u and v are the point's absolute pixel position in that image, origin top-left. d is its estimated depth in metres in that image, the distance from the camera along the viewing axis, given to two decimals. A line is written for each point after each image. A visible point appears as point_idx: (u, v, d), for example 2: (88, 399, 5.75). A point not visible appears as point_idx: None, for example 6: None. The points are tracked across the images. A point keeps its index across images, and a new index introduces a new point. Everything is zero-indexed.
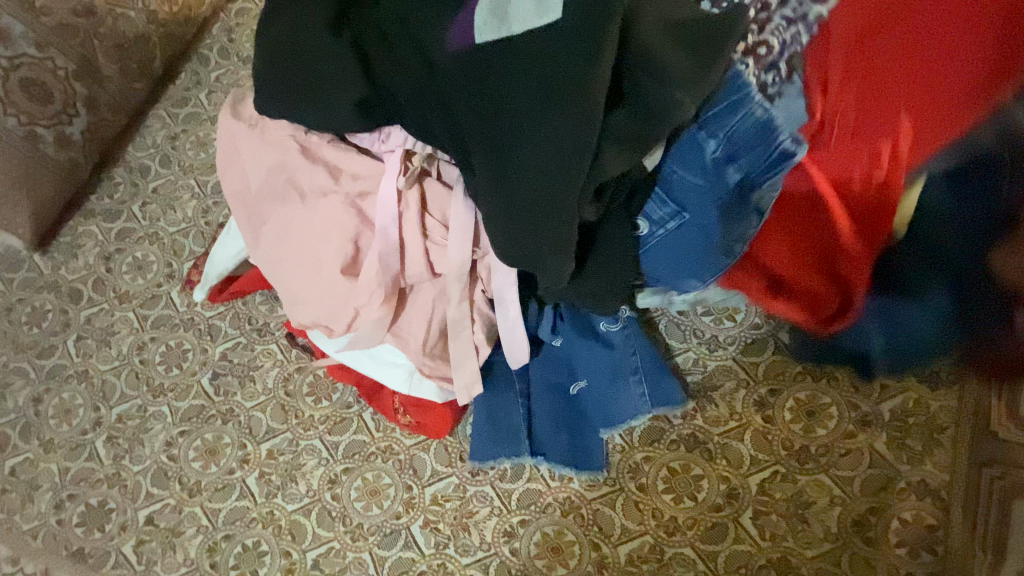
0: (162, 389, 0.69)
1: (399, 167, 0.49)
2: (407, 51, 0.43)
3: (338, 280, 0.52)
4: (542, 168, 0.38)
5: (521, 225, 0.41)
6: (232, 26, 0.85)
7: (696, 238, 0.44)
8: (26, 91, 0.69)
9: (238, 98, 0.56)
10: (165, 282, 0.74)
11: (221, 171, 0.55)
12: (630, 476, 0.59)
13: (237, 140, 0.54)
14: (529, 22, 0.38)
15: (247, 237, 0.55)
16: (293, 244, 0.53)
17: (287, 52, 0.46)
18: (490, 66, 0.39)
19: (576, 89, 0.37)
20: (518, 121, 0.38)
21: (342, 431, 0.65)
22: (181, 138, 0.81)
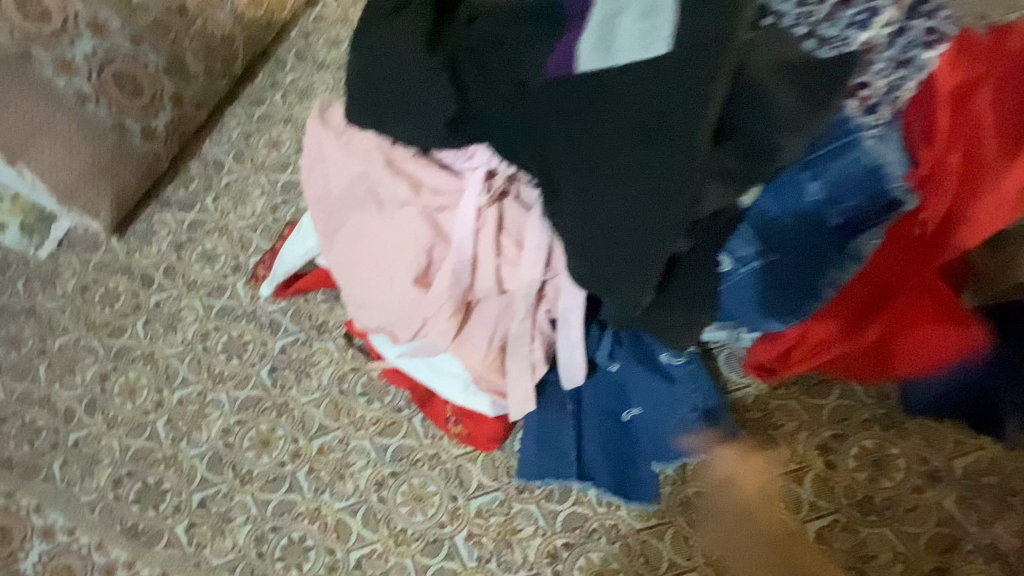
0: (222, 377, 0.71)
1: (480, 184, 0.50)
2: (500, 74, 0.44)
3: (408, 289, 0.52)
4: (639, 202, 0.39)
5: (612, 255, 0.41)
6: (310, 31, 0.88)
7: (782, 278, 0.44)
8: (118, 83, 0.72)
9: (327, 106, 0.58)
10: (231, 273, 0.76)
11: (305, 175, 0.58)
12: (681, 509, 0.58)
13: (325, 147, 0.56)
14: (632, 54, 0.39)
15: (324, 239, 0.58)
16: (367, 250, 0.54)
17: (381, 68, 0.47)
18: (589, 95, 0.40)
19: (683, 129, 0.37)
20: (616, 154, 0.39)
21: (392, 434, 0.66)
22: (255, 136, 0.83)
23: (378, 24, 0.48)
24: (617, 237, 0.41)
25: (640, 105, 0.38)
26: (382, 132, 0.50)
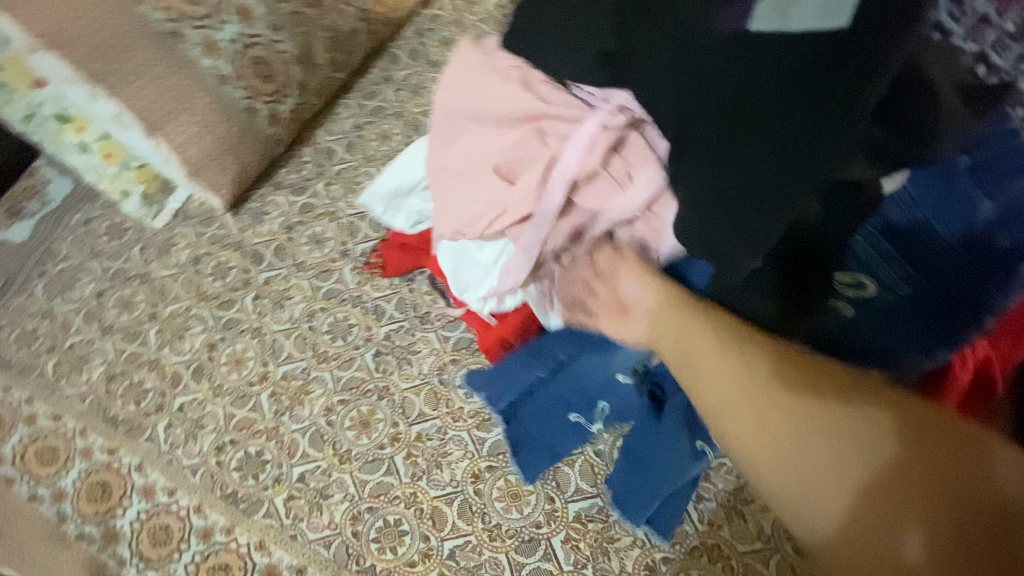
0: (326, 356, 0.74)
1: (610, 113, 0.52)
2: (666, 22, 0.42)
3: (516, 196, 0.54)
4: (778, 165, 0.38)
5: (734, 219, 0.40)
6: (424, 31, 0.91)
7: (902, 296, 0.41)
8: (255, 68, 0.75)
9: (474, 43, 0.60)
10: (339, 258, 0.79)
11: (438, 92, 0.60)
12: (787, 536, 0.57)
13: (463, 70, 0.58)
14: (812, 15, 0.36)
15: (436, 145, 0.59)
16: (481, 157, 0.55)
17: (547, 6, 0.51)
18: (750, 47, 0.39)
19: (849, 100, 0.35)
20: (768, 112, 0.37)
21: (490, 429, 0.68)
22: (366, 128, 0.86)
23: None
24: (760, 225, 0.40)
25: (807, 79, 0.36)
26: (530, 50, 0.53)
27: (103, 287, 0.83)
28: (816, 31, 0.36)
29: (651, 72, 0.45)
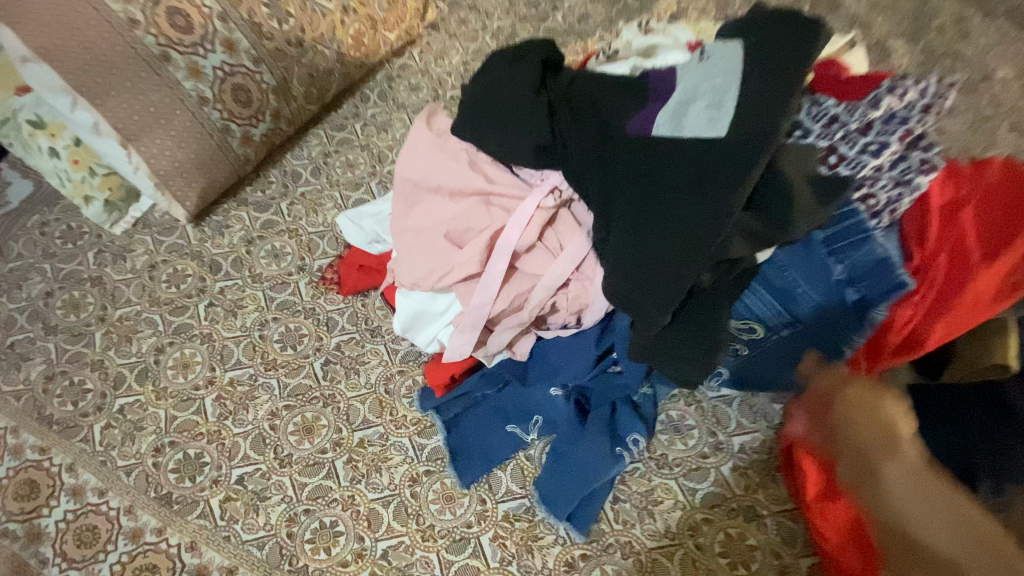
0: (275, 363, 0.77)
1: (547, 192, 0.60)
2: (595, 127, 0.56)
3: (467, 264, 0.61)
4: (680, 243, 0.50)
5: (643, 281, 0.52)
6: (393, 76, 1.00)
7: (793, 338, 0.60)
8: (234, 94, 0.81)
9: (432, 113, 0.68)
10: (296, 272, 0.84)
11: (399, 162, 0.67)
12: (690, 533, 0.63)
13: (421, 143, 0.66)
14: (699, 129, 0.52)
15: (398, 209, 0.66)
16: (438, 225, 0.63)
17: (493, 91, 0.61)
18: (659, 147, 0.53)
19: (738, 185, 0.49)
20: (671, 200, 0.51)
21: (430, 436, 0.72)
22: (332, 156, 0.93)
23: (497, 68, 0.63)
24: (653, 263, 0.51)
25: (700, 171, 0.50)
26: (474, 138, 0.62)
27: (54, 288, 0.84)
28: (703, 137, 0.52)
29: (579, 134, 0.56)
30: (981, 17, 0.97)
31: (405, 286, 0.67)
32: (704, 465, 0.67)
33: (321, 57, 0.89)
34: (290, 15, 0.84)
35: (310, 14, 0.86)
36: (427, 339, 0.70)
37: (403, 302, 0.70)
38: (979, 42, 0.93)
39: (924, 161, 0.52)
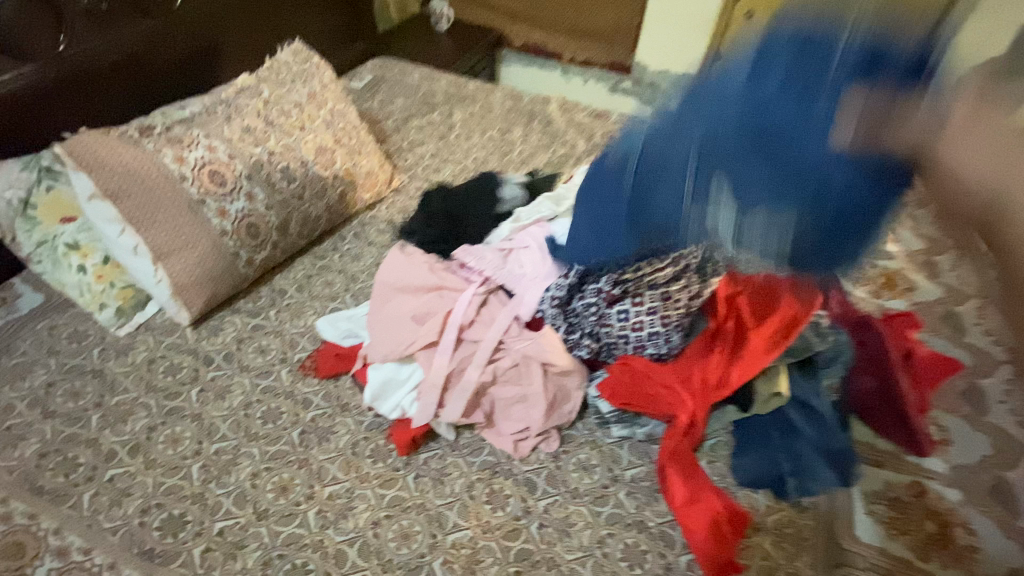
0: (257, 435, 0.92)
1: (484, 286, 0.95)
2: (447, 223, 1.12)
3: (430, 334, 0.90)
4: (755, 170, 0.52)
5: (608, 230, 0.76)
6: (365, 222, 1.34)
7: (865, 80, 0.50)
8: (247, 231, 1.08)
9: (402, 245, 1.02)
10: (279, 362, 1.03)
11: (377, 273, 0.97)
12: (598, 545, 0.82)
13: (394, 261, 0.97)
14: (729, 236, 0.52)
15: (377, 304, 0.95)
16: (408, 311, 0.92)
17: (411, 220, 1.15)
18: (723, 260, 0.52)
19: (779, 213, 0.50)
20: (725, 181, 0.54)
21: (390, 486, 0.87)
22: (314, 277, 1.19)
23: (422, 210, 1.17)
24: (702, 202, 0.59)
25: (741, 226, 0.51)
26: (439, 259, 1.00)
27: (55, 379, 0.96)
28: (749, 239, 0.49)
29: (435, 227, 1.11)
30: None
31: (379, 357, 0.91)
32: (605, 493, 0.87)
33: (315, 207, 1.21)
34: (295, 178, 1.17)
35: (310, 178, 1.19)
36: (391, 407, 0.91)
37: (373, 374, 0.92)
38: None
39: None
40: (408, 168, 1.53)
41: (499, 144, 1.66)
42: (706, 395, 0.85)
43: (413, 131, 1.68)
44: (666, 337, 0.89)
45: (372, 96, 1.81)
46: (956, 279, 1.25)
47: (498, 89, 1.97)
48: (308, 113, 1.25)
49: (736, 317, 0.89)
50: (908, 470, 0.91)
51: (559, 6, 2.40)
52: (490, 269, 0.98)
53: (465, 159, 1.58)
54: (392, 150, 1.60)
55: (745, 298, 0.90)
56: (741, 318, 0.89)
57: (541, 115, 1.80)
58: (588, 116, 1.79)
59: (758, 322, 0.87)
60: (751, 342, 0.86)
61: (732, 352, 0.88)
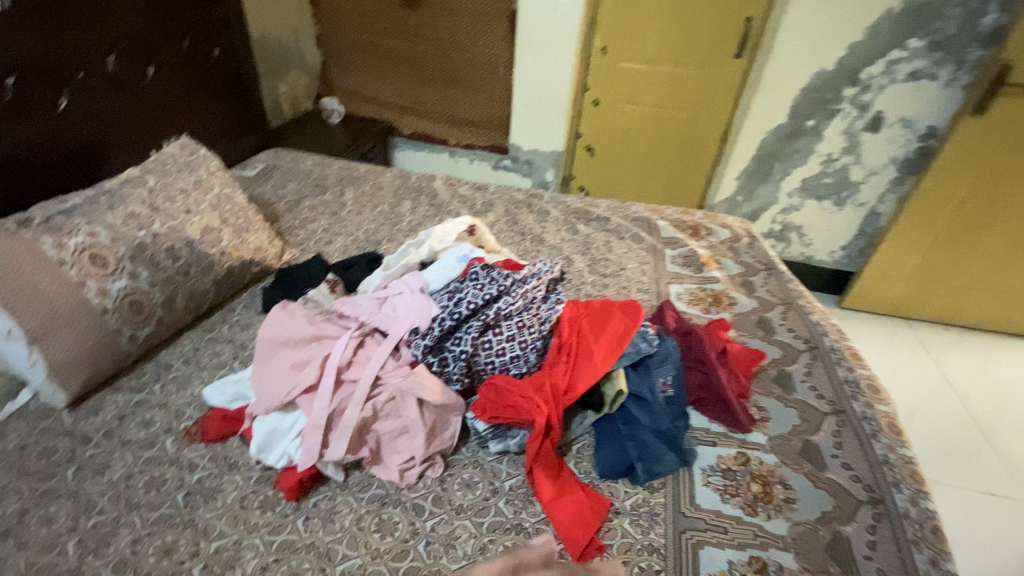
0: (137, 503, 0.92)
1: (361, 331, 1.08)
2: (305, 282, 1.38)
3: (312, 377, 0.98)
4: None
5: None
6: (255, 295, 1.42)
7: None
8: (130, 308, 1.12)
9: (285, 303, 1.12)
10: (163, 433, 1.04)
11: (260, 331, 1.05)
12: (480, 551, 0.89)
13: (277, 317, 1.07)
14: None
15: (260, 358, 1.02)
16: (290, 360, 1.01)
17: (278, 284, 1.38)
18: None
19: None
20: None
21: (278, 532, 0.90)
22: (202, 349, 1.24)
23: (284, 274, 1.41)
24: None
25: None
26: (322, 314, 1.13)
27: None
28: None
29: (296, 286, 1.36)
30: (616, 241, 1.76)
31: (263, 408, 0.97)
32: (486, 504, 0.96)
33: (201, 283, 1.28)
34: (180, 256, 1.24)
35: (196, 256, 1.27)
36: (277, 456, 0.96)
37: (258, 427, 0.97)
38: (615, 253, 1.69)
39: (556, 302, 1.14)
40: (299, 244, 1.65)
41: (388, 217, 1.83)
42: (559, 399, 1.00)
43: (305, 211, 1.82)
44: (524, 357, 1.05)
45: (264, 182, 1.93)
46: (766, 293, 1.55)
47: (387, 170, 2.18)
48: (193, 198, 1.34)
49: (579, 335, 1.09)
50: (735, 444, 1.08)
51: (440, 100, 2.74)
52: (365, 315, 1.11)
53: (355, 232, 1.73)
54: (284, 228, 1.71)
55: (584, 321, 1.12)
56: (584, 336, 1.08)
57: (427, 190, 2.01)
58: (468, 188, 2.03)
59: (595, 339, 1.08)
60: (592, 353, 1.05)
61: (578, 362, 1.04)
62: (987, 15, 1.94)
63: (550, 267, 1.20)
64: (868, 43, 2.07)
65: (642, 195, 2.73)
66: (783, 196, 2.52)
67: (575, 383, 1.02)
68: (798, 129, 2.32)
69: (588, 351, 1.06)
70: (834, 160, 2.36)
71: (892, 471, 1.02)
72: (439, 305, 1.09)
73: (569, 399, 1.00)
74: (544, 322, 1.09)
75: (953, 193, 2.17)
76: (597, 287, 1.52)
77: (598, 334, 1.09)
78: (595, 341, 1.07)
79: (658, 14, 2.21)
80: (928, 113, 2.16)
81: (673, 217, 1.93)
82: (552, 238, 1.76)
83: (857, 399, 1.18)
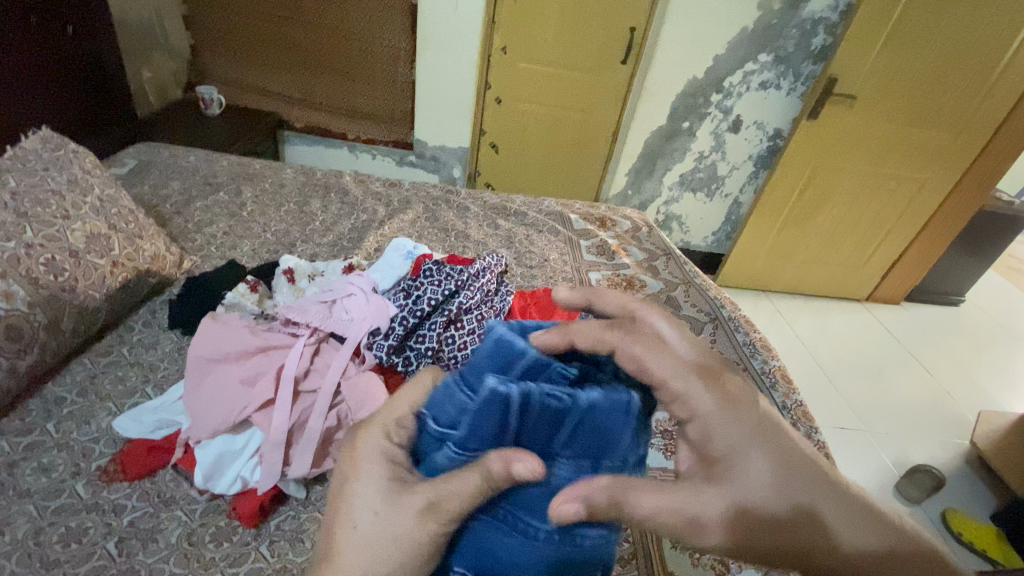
0: (57, 561, 0.77)
1: (309, 335, 1.04)
2: (223, 275, 1.28)
3: (261, 394, 0.92)
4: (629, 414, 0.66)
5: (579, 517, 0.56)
6: (156, 309, 1.26)
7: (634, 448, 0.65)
8: (7, 334, 0.94)
9: (216, 314, 1.04)
10: (71, 477, 0.88)
11: (192, 345, 0.96)
12: None
13: (208, 330, 0.99)
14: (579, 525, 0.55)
15: (192, 380, 0.93)
16: (230, 379, 0.93)
17: (191, 283, 1.25)
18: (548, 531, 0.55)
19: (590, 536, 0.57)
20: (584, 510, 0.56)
21: (241, 564, 0.81)
22: (99, 376, 1.07)
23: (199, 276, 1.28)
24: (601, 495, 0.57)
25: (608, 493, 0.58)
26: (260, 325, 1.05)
27: None
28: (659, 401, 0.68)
29: (220, 279, 1.27)
30: (536, 234, 1.86)
31: (198, 440, 0.88)
32: None
33: (92, 299, 1.10)
34: (64, 271, 1.06)
35: (83, 268, 1.10)
36: (229, 481, 0.86)
37: (201, 454, 0.87)
38: (537, 245, 1.78)
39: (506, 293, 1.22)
40: (198, 250, 1.48)
41: (298, 216, 1.71)
42: None
43: (198, 213, 1.62)
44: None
45: (141, 182, 1.69)
46: (669, 275, 1.75)
47: (287, 166, 2.02)
48: (70, 201, 1.15)
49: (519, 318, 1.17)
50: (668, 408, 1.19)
51: (333, 92, 2.62)
52: (316, 319, 1.07)
53: (263, 234, 1.59)
54: (176, 232, 1.52)
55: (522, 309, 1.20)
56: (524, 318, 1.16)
57: (336, 187, 1.91)
58: (381, 185, 1.98)
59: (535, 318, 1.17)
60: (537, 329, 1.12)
61: None
62: (814, 37, 2.37)
63: (493, 263, 1.28)
64: (729, 55, 2.40)
65: (545, 189, 2.86)
66: (665, 189, 2.83)
67: None
68: (676, 130, 2.62)
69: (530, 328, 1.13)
70: (705, 157, 2.71)
71: (790, 413, 1.23)
72: (397, 305, 1.12)
73: None
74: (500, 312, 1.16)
75: (796, 183, 2.61)
76: (527, 278, 1.59)
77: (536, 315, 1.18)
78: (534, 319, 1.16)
79: (554, 19, 2.30)
80: (775, 117, 2.58)
81: (581, 210, 2.08)
82: (475, 232, 1.79)
83: (756, 358, 1.40)
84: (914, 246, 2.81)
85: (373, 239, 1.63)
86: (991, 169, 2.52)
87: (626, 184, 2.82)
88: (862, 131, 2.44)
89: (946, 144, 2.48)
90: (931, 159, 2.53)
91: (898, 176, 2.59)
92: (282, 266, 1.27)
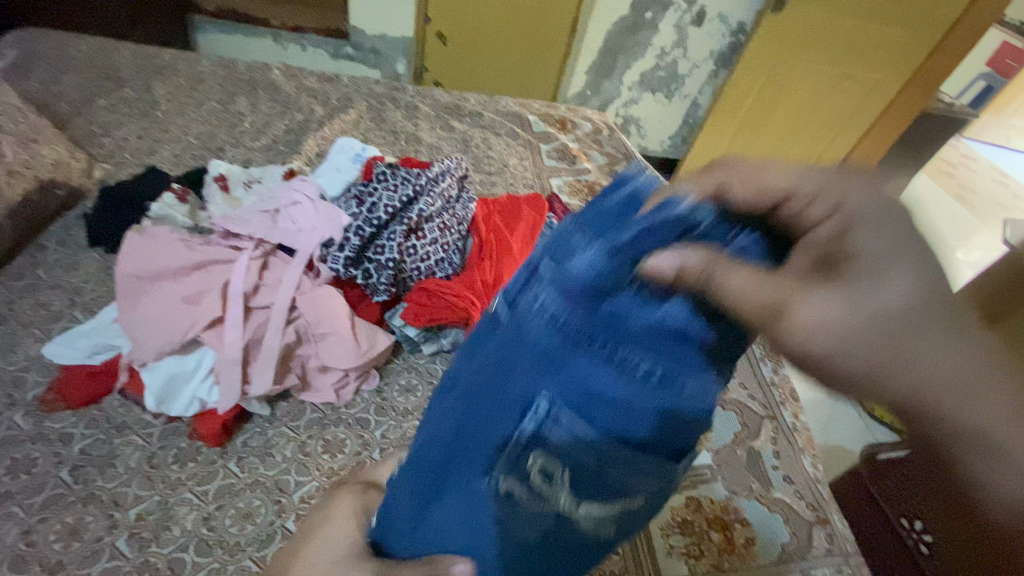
0: (8, 493, 0.73)
1: (254, 248, 0.96)
2: (146, 185, 1.13)
3: (209, 313, 0.85)
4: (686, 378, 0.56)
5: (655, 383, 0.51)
6: (71, 225, 1.11)
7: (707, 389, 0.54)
8: None
9: (143, 228, 0.93)
10: (5, 409, 0.81)
11: (121, 262, 0.86)
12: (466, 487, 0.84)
13: (136, 245, 0.88)
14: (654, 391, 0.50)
15: (127, 301, 0.84)
16: (169, 296, 0.84)
17: (109, 194, 1.10)
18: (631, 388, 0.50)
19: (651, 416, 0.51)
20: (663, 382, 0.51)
21: (210, 481, 0.80)
22: (17, 301, 0.95)
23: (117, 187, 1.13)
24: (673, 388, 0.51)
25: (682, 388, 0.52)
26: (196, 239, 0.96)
27: None
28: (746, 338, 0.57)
29: (142, 189, 1.12)
30: (493, 136, 1.74)
31: (145, 364, 0.82)
32: None
33: None
34: None
35: None
36: (185, 402, 0.82)
37: (150, 378, 0.81)
38: (495, 149, 1.68)
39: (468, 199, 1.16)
40: (110, 157, 1.29)
41: (224, 117, 1.51)
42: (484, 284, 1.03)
43: (102, 113, 1.40)
44: (448, 259, 1.06)
45: (24, 75, 1.42)
46: None
47: (202, 56, 1.75)
48: None
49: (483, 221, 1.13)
50: None
51: None
52: (260, 231, 0.99)
53: (185, 137, 1.41)
54: (79, 136, 1.32)
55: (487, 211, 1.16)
56: (489, 222, 1.13)
57: (264, 81, 1.69)
58: (316, 80, 1.76)
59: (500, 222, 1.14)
60: (505, 234, 1.10)
61: (492, 244, 1.09)
62: None
63: (455, 164, 1.19)
64: None
65: (498, 88, 2.67)
66: (625, 89, 2.71)
67: (493, 264, 1.06)
68: (638, 22, 2.45)
69: (496, 234, 1.11)
70: (666, 53, 2.57)
71: None
72: (350, 213, 1.03)
73: (493, 279, 1.04)
74: (464, 219, 1.11)
75: (756, 83, 2.55)
76: (486, 186, 1.52)
77: (501, 218, 1.15)
78: (500, 223, 1.13)
79: None
80: (739, 10, 2.45)
81: (540, 110, 1.95)
82: (427, 135, 1.66)
83: None
84: (858, 149, 2.89)
85: (314, 142, 1.49)
86: (940, 70, 2.54)
87: (585, 84, 2.68)
88: (824, 25, 2.37)
89: (902, 41, 2.46)
90: (886, 57, 2.52)
91: (852, 76, 2.58)
92: (213, 173, 1.13)
